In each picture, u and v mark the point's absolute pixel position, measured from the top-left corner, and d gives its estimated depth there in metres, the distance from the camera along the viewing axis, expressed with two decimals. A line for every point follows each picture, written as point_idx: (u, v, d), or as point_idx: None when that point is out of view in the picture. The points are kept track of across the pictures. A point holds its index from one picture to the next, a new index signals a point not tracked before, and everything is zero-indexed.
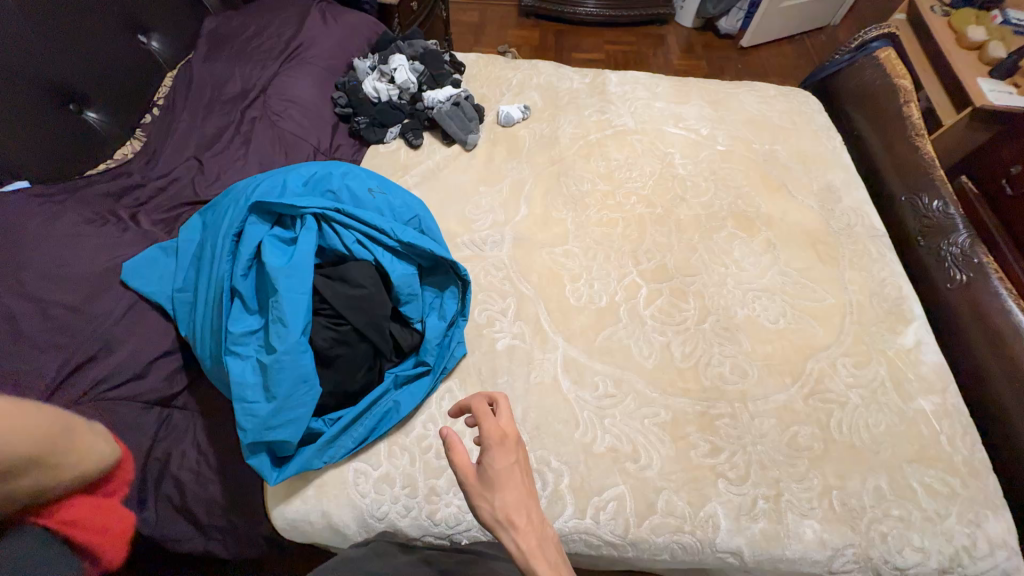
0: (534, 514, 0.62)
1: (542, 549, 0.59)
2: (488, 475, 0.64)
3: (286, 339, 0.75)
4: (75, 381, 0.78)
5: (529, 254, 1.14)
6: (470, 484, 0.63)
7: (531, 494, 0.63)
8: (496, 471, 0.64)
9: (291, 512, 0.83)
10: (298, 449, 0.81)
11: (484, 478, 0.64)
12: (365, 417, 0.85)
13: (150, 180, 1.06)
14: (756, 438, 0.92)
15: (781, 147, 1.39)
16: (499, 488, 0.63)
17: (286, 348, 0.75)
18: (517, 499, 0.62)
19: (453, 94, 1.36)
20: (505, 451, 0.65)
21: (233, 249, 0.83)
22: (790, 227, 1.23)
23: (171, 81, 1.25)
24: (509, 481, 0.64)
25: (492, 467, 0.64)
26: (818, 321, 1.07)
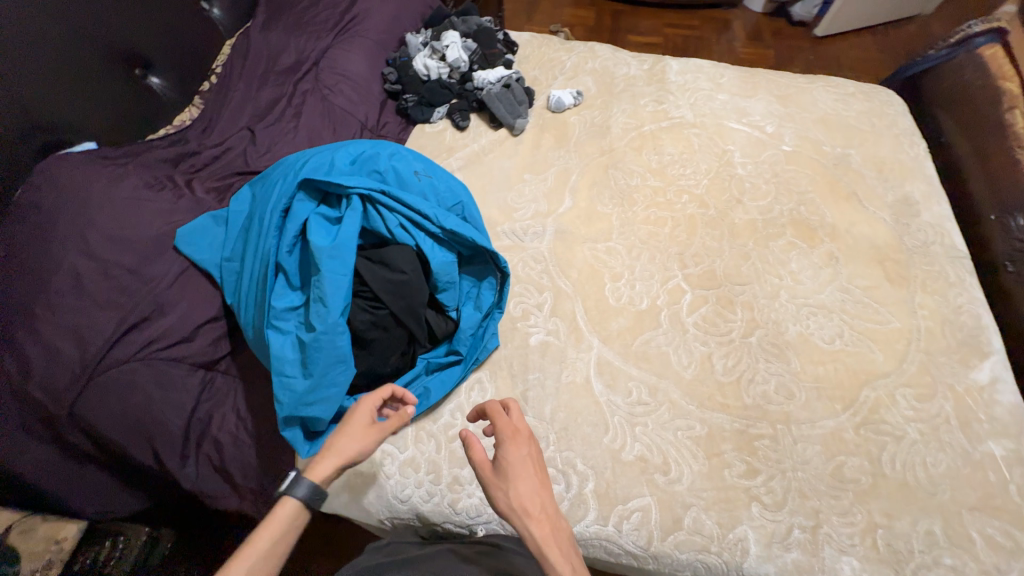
0: (547, 503, 0.64)
1: (553, 534, 0.61)
2: (503, 467, 0.67)
3: (326, 319, 0.76)
4: (131, 339, 0.83)
5: (570, 248, 1.10)
6: (486, 476, 0.66)
7: (543, 485, 0.66)
8: (510, 463, 0.67)
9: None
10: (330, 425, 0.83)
11: (498, 469, 0.67)
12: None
13: (205, 147, 1.09)
14: (797, 464, 0.86)
15: (855, 151, 1.27)
16: (513, 479, 0.65)
17: (324, 328, 0.76)
18: (531, 490, 0.65)
19: (504, 76, 1.31)
20: (517, 444, 0.68)
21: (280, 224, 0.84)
22: (857, 240, 1.13)
23: (230, 48, 1.27)
24: (523, 473, 0.66)
25: (506, 460, 0.67)
26: (879, 346, 0.98)
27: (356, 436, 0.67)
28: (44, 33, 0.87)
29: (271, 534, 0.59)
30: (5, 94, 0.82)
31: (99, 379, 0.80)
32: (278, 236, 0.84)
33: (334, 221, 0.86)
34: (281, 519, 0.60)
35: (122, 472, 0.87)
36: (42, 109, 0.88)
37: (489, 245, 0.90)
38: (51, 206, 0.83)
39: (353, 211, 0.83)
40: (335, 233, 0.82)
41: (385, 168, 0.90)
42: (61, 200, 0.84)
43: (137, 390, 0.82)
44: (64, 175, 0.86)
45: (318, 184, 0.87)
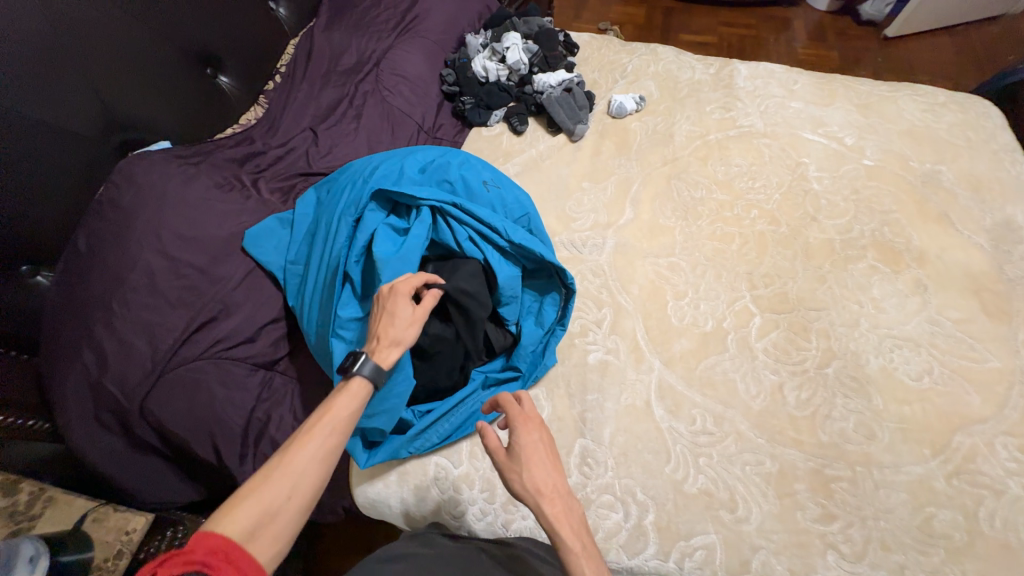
0: (560, 484, 0.62)
1: (567, 516, 0.59)
2: (516, 452, 0.63)
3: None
4: (198, 339, 0.85)
5: (630, 262, 1.06)
6: (500, 461, 0.63)
7: (558, 467, 0.63)
8: (525, 444, 0.63)
9: (373, 489, 0.86)
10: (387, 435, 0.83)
11: (511, 449, 0.64)
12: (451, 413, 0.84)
13: (270, 148, 1.10)
14: (879, 512, 0.80)
15: (947, 167, 1.16)
16: (527, 463, 0.62)
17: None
18: (546, 473, 0.62)
19: (565, 79, 1.27)
20: (532, 428, 0.65)
21: (351, 234, 0.83)
22: (949, 268, 1.03)
23: (295, 48, 1.27)
24: (537, 455, 0.63)
25: (518, 444, 0.63)
26: (974, 387, 0.90)
27: (401, 324, 0.70)
28: (124, 32, 0.90)
29: (348, 406, 0.64)
30: (89, 92, 0.85)
31: (168, 377, 0.82)
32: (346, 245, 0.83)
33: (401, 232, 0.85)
34: (357, 395, 0.65)
35: (184, 466, 0.89)
36: (120, 107, 0.91)
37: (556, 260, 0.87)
38: (128, 204, 0.85)
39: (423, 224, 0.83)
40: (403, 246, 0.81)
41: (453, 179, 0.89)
42: (139, 198, 0.86)
43: (203, 389, 0.83)
44: (141, 174, 0.88)
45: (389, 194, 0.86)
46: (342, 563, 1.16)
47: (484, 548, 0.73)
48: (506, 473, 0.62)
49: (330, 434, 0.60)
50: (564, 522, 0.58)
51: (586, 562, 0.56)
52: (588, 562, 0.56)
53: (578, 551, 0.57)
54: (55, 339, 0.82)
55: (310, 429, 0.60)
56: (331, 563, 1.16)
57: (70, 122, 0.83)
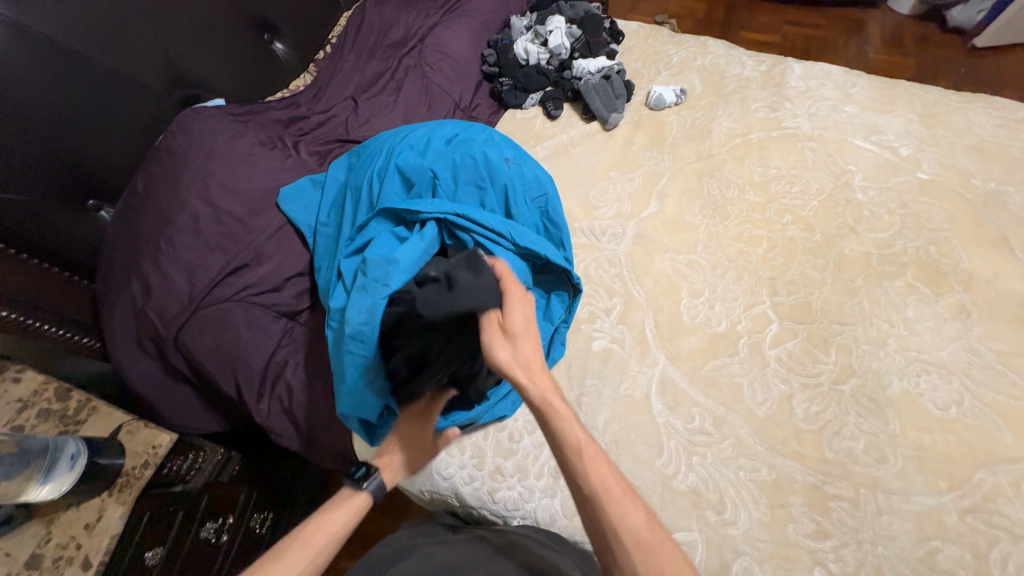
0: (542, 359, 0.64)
1: (552, 390, 0.62)
2: (509, 325, 0.64)
3: (363, 325, 0.72)
4: (231, 281, 0.92)
5: (648, 255, 1.05)
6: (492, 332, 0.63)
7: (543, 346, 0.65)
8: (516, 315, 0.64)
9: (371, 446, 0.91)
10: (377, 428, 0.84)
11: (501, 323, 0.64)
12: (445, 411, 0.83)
13: (314, 113, 1.16)
14: (879, 537, 0.76)
15: (1014, 189, 1.07)
16: (519, 337, 0.63)
17: (358, 328, 0.72)
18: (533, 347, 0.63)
19: (605, 66, 1.26)
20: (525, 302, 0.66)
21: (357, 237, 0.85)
22: (999, 295, 0.95)
23: (346, 21, 1.33)
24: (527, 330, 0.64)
25: (513, 319, 0.64)
26: (1009, 424, 0.83)
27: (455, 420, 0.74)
28: None
29: (338, 521, 0.68)
30: (156, 47, 0.93)
31: (202, 313, 0.89)
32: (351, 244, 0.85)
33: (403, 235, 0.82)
34: (355, 510, 0.70)
35: (209, 398, 0.97)
36: (183, 64, 0.99)
37: (564, 261, 0.86)
38: (182, 153, 0.94)
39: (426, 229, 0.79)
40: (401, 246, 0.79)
41: (475, 159, 0.87)
42: (192, 148, 0.94)
43: (231, 327, 0.90)
44: (196, 126, 0.96)
45: (400, 191, 0.86)
46: None
47: (482, 538, 0.74)
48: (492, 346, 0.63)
49: (319, 546, 0.64)
50: (552, 393, 0.61)
51: (570, 428, 0.60)
52: (576, 426, 0.60)
53: (564, 418, 0.60)
54: (111, 268, 0.92)
55: (304, 539, 0.64)
56: None
57: (137, 73, 0.91)
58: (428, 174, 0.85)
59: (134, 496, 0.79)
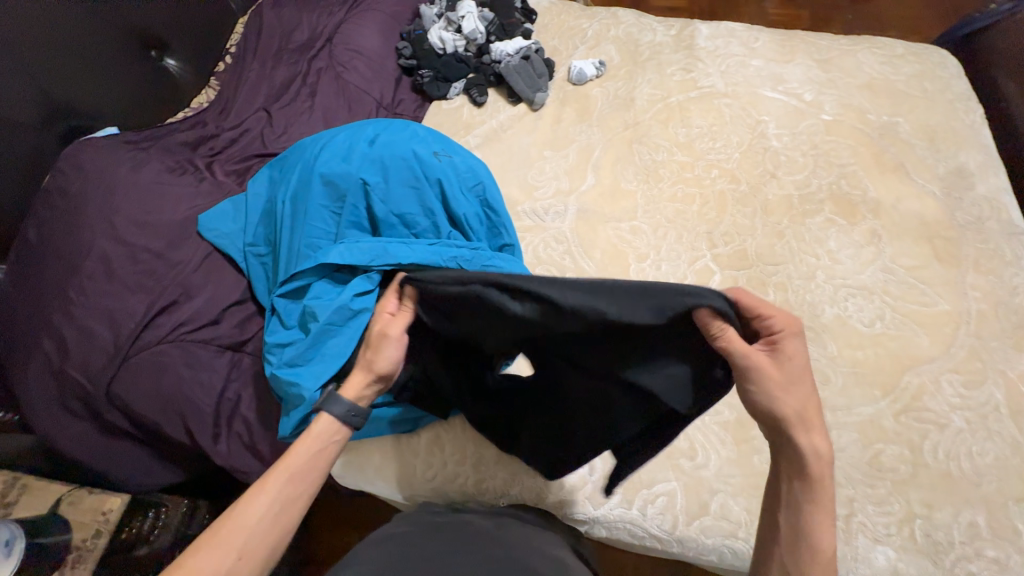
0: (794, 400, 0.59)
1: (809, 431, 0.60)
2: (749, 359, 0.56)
3: (323, 376, 0.75)
4: (161, 322, 0.85)
5: (593, 228, 1.07)
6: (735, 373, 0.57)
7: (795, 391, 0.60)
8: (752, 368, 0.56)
9: (347, 460, 0.88)
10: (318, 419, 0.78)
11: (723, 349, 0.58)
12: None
13: (223, 130, 1.08)
14: (832, 451, 0.84)
15: (903, 118, 1.17)
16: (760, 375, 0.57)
17: (317, 378, 0.75)
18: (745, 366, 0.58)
19: (522, 47, 1.25)
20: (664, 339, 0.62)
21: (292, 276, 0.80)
22: (903, 216, 1.05)
23: (245, 26, 1.24)
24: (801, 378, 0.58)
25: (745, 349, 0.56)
26: (924, 329, 0.93)
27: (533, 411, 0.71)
28: (57, 14, 0.86)
29: (306, 450, 0.64)
30: (25, 81, 0.83)
31: (134, 360, 0.82)
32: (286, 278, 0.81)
33: (342, 269, 0.80)
34: (321, 436, 0.65)
35: (159, 450, 0.90)
36: (62, 95, 0.89)
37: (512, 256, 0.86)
38: (77, 192, 0.85)
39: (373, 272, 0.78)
40: (346, 290, 0.78)
41: (405, 159, 0.83)
42: (88, 185, 0.86)
43: (169, 371, 0.84)
44: (89, 161, 0.87)
45: (330, 210, 0.81)
46: (336, 537, 1.21)
47: (474, 522, 0.74)
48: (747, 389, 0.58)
49: (283, 482, 0.61)
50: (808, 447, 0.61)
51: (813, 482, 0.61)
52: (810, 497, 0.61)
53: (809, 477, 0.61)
54: (15, 330, 0.82)
55: (266, 479, 0.61)
56: (319, 535, 1.21)
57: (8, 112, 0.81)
58: (355, 182, 0.80)
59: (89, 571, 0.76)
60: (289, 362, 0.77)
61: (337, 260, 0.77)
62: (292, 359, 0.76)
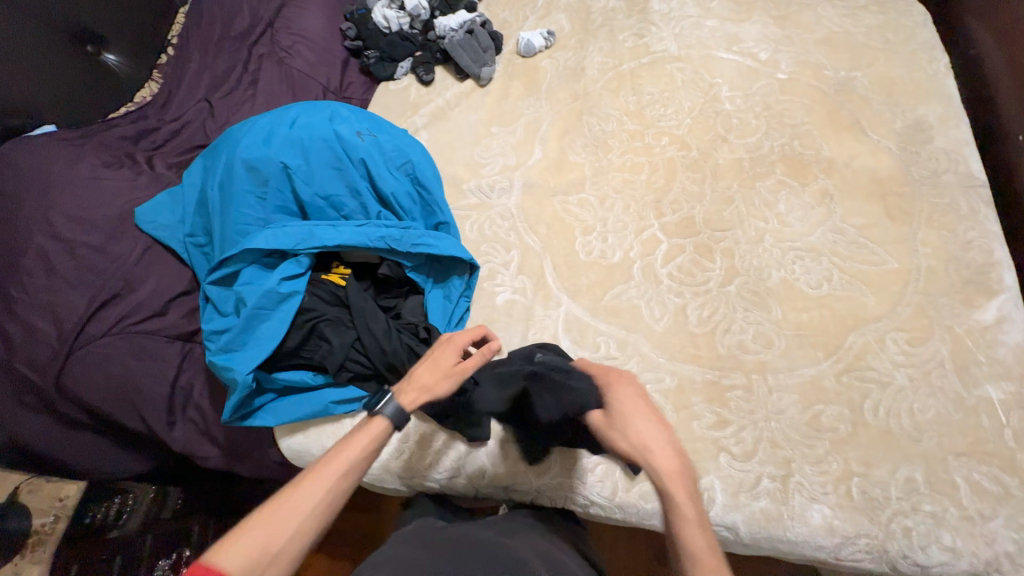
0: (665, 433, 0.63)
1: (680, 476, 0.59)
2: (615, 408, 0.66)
3: (256, 359, 0.76)
4: (105, 315, 0.87)
5: (539, 202, 1.06)
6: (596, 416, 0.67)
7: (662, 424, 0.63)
8: (636, 425, 0.64)
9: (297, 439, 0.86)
10: (261, 402, 0.82)
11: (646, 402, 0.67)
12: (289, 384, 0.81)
13: (165, 123, 1.09)
14: (771, 413, 0.83)
15: (862, 73, 1.13)
16: (628, 417, 0.65)
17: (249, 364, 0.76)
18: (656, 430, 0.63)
19: (466, 20, 1.21)
20: (623, 383, 0.69)
21: (223, 263, 0.81)
22: (856, 174, 1.03)
23: (185, 16, 1.22)
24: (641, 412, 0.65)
25: (614, 399, 0.67)
26: (871, 288, 0.91)
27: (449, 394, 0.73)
28: None
29: (357, 450, 0.58)
30: None
31: (81, 352, 0.85)
32: (216, 265, 0.82)
33: (272, 253, 0.82)
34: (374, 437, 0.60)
35: (117, 435, 0.90)
36: None
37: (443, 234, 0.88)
38: (14, 191, 0.89)
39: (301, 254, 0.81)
40: (275, 274, 0.80)
41: (327, 141, 0.86)
42: (27, 186, 0.88)
43: (115, 361, 0.86)
44: (25, 161, 0.90)
45: (256, 195, 0.82)
46: None
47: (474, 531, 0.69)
48: (609, 437, 0.65)
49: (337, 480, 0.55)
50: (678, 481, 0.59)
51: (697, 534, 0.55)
52: (701, 534, 0.55)
53: (687, 523, 0.56)
54: None
55: (321, 473, 0.55)
56: None
57: None
58: (279, 167, 0.82)
59: (47, 554, 0.92)
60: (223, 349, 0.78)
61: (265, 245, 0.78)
62: (227, 344, 0.78)
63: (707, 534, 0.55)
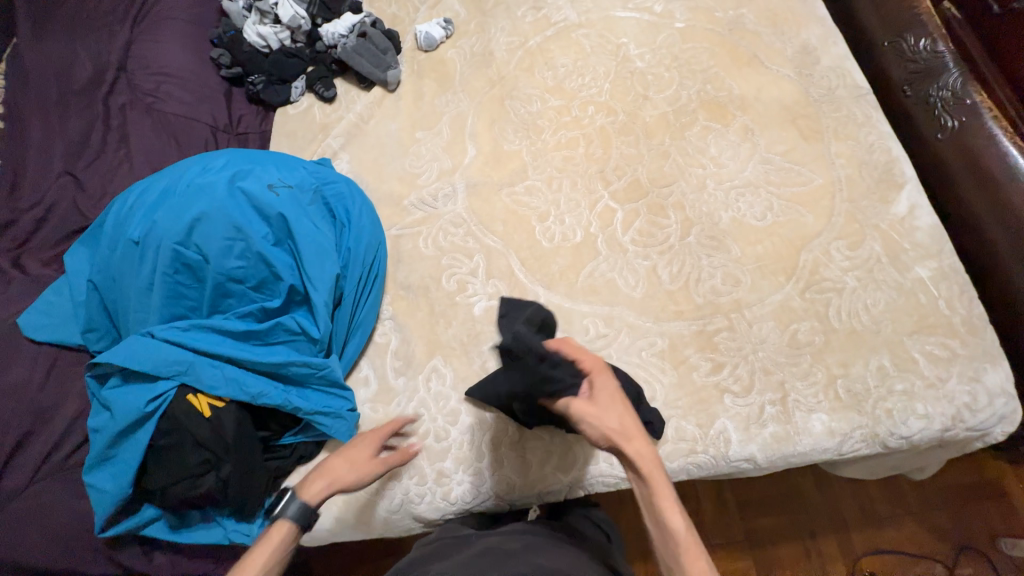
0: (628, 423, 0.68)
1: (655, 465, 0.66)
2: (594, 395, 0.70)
3: (128, 474, 0.71)
4: (21, 461, 0.73)
5: (487, 200, 1.02)
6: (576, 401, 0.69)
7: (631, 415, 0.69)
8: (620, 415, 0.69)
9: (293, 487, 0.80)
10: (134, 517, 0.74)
11: (621, 398, 0.71)
12: (144, 517, 0.74)
13: (22, 211, 0.90)
14: (756, 345, 0.89)
15: (747, 9, 1.20)
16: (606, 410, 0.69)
17: (113, 491, 0.70)
18: (621, 417, 0.69)
19: (355, 23, 1.12)
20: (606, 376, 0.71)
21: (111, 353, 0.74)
22: (767, 106, 1.09)
23: (6, 77, 1.00)
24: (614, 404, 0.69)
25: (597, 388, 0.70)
26: (808, 207, 0.99)
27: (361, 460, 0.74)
28: None
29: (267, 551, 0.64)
30: None
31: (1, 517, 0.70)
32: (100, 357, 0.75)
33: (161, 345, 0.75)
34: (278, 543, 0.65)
35: None
36: None
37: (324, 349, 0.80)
38: None
39: (174, 375, 0.72)
40: (140, 386, 0.72)
41: (230, 202, 0.77)
42: None
43: (55, 510, 0.72)
44: None
45: (149, 279, 0.75)
46: None
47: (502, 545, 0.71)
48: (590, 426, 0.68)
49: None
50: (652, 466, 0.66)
51: (676, 515, 0.63)
52: (678, 512, 0.63)
53: (668, 504, 0.64)
54: None
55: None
56: None
57: None
58: (170, 244, 0.74)
59: None
60: (89, 465, 0.72)
61: (138, 361, 0.71)
62: (100, 453, 0.71)
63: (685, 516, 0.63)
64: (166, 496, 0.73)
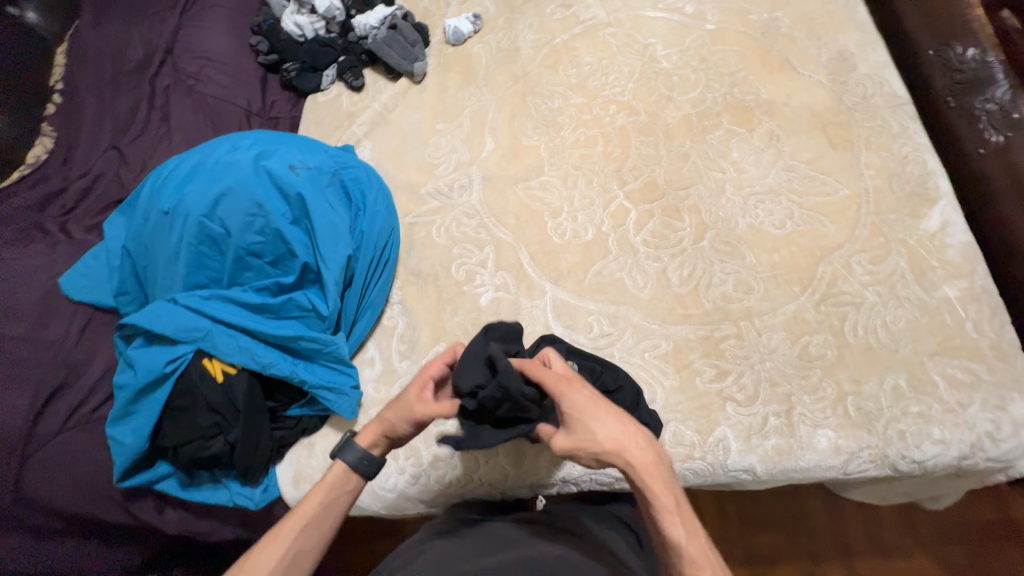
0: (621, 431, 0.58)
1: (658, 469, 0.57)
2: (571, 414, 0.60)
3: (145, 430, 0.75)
4: (52, 411, 0.79)
5: (502, 193, 1.03)
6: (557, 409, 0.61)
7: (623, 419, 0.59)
8: (608, 423, 0.58)
9: (296, 457, 0.84)
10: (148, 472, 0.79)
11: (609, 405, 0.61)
12: (157, 473, 0.79)
13: (71, 181, 0.97)
14: (764, 354, 0.87)
15: (782, 13, 1.16)
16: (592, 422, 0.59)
17: (130, 445, 0.75)
18: (619, 425, 0.58)
19: (386, 15, 1.14)
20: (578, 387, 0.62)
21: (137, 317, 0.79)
22: (795, 112, 1.06)
23: (65, 56, 1.07)
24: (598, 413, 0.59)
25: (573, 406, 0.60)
26: (830, 218, 0.96)
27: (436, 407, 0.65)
28: None
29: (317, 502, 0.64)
30: None
31: (33, 460, 0.76)
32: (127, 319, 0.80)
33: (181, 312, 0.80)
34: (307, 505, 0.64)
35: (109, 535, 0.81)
36: None
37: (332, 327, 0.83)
38: None
39: (192, 340, 0.77)
40: (161, 349, 0.77)
41: (254, 179, 0.81)
42: None
43: (80, 458, 0.78)
44: None
45: (176, 248, 0.80)
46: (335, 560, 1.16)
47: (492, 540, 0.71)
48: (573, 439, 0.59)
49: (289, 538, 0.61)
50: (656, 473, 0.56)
51: (678, 524, 0.55)
52: (678, 521, 0.55)
53: (666, 515, 0.55)
54: None
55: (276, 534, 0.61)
56: None
57: None
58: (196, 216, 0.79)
59: None
60: (112, 418, 0.78)
61: (161, 324, 0.77)
62: (122, 408, 0.77)
63: (688, 525, 0.55)
64: (178, 455, 0.77)
